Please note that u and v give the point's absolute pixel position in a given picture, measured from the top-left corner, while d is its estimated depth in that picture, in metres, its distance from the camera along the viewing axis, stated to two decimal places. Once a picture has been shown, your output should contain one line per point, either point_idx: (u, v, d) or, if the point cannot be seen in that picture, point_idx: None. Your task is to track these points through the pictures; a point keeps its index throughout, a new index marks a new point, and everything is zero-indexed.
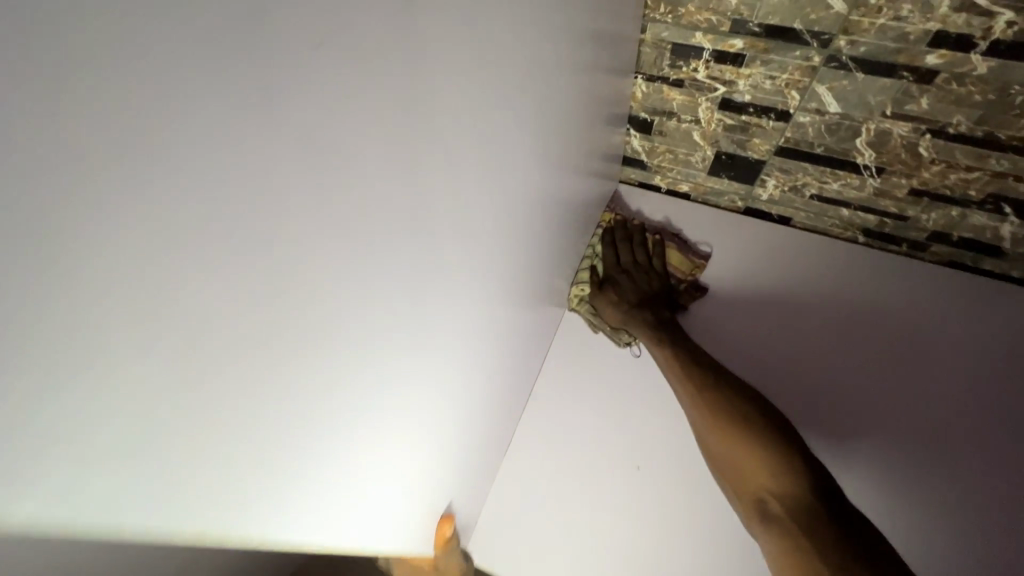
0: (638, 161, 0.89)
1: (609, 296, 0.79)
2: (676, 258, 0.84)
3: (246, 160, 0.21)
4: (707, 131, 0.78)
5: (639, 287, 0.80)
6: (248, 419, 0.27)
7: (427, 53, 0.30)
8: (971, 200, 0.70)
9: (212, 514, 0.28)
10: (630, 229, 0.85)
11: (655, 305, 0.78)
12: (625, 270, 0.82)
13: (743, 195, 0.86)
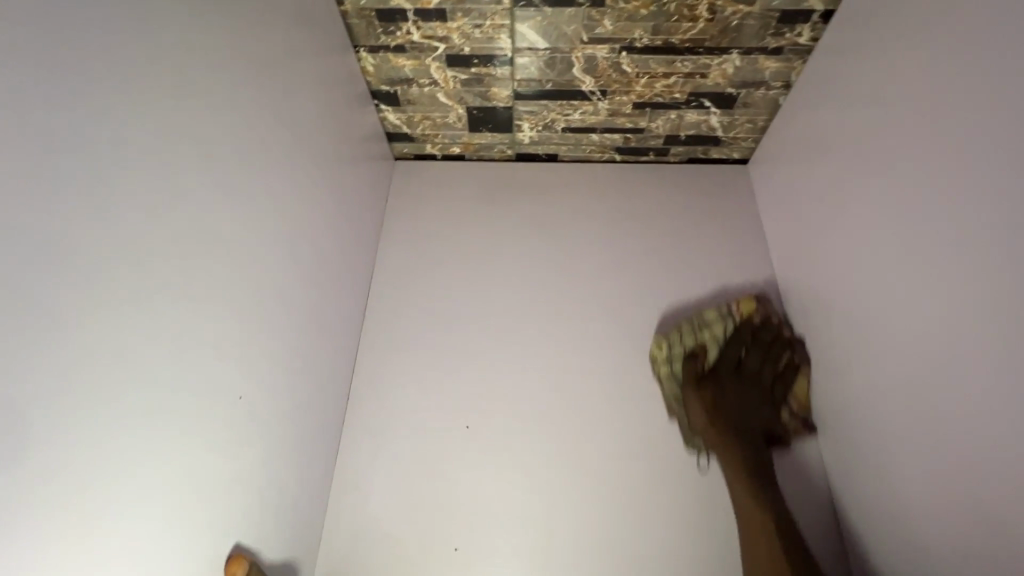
0: (403, 135, 0.88)
1: (704, 395, 0.69)
2: (804, 391, 0.70)
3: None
4: (449, 91, 0.79)
5: (744, 409, 0.69)
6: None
7: None
8: (680, 102, 0.79)
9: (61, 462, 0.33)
10: (684, 337, 0.72)
11: (714, 434, 0.67)
12: (717, 373, 0.71)
13: (509, 144, 0.89)
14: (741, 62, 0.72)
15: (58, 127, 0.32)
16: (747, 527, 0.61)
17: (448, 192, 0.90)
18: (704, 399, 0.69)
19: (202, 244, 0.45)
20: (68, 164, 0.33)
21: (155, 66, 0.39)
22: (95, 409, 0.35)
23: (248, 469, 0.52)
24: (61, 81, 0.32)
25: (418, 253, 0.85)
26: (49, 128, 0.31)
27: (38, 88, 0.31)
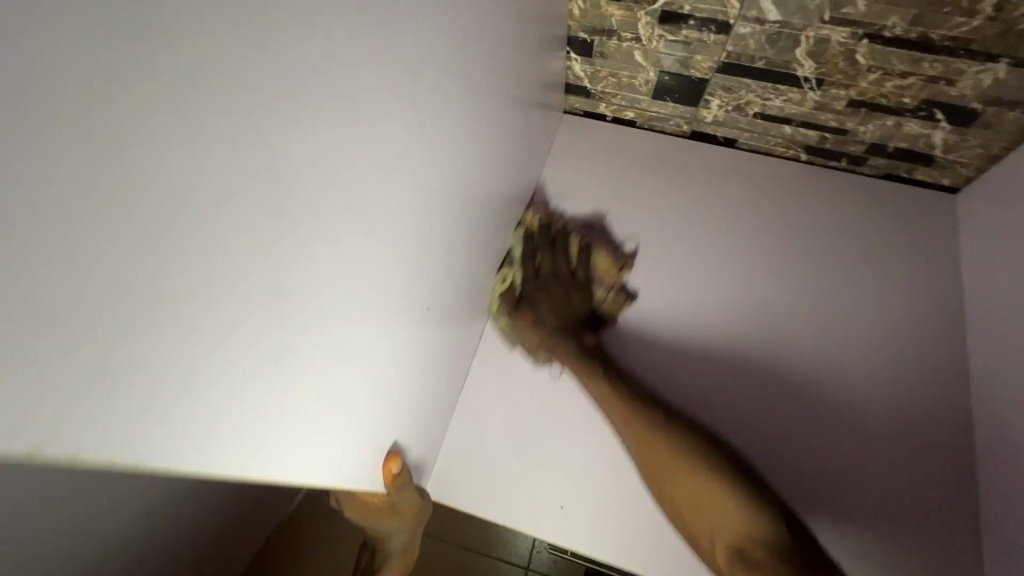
0: (581, 88, 0.86)
1: (534, 306, 0.74)
2: (605, 262, 0.79)
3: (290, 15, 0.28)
4: (648, 50, 0.75)
5: (562, 304, 0.74)
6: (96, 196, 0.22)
7: None
8: (906, 108, 0.70)
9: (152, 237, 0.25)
10: (552, 235, 0.80)
11: (573, 324, 0.73)
12: (541, 275, 0.76)
13: (688, 119, 0.84)
14: (1006, 75, 0.62)
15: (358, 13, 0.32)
16: (629, 431, 0.65)
17: (612, 158, 0.86)
18: (545, 311, 0.74)
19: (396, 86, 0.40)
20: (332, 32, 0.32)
21: None
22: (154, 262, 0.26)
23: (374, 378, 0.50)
24: None
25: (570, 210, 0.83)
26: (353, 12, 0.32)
27: None
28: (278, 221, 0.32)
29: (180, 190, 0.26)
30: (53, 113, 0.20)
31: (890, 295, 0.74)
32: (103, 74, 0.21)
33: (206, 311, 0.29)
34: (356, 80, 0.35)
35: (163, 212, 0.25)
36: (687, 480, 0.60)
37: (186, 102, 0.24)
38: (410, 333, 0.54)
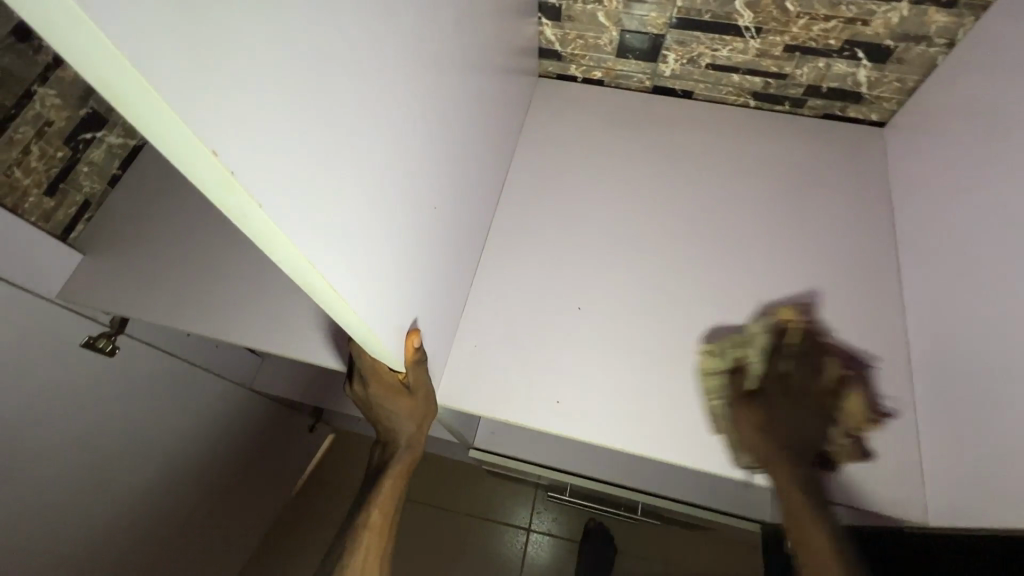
0: (553, 52, 0.96)
1: (745, 409, 0.68)
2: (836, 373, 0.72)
3: None
4: (610, 11, 0.85)
5: (802, 428, 0.66)
6: None
7: None
8: (832, 49, 0.81)
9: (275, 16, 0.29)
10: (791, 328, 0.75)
11: (797, 414, 0.66)
12: (791, 381, 0.69)
13: (649, 75, 0.94)
14: (908, 13, 0.74)
15: None
16: (787, 483, 0.61)
17: (585, 113, 0.96)
18: (755, 420, 0.66)
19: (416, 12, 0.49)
20: None
21: None
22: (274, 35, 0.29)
23: (411, 263, 0.56)
24: None
25: (550, 159, 0.93)
26: None
27: None
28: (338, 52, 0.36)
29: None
30: None
31: (835, 212, 0.85)
32: None
33: (300, 99, 0.32)
34: None
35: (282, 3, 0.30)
36: (820, 532, 0.58)
37: None
38: (430, 225, 0.60)
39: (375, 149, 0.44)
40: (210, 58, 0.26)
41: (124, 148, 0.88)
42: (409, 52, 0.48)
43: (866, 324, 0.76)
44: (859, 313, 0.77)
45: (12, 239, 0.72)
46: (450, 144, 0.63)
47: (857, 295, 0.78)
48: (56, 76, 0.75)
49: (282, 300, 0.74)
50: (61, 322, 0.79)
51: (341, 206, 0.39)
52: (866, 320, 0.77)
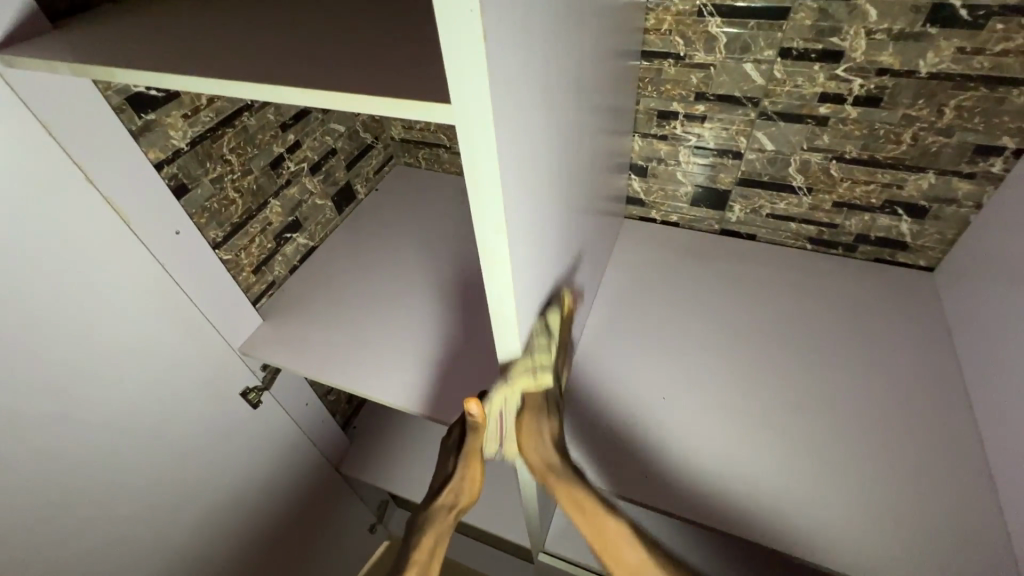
0: (638, 200, 1.20)
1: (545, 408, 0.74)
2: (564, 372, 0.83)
3: (566, 103, 0.59)
4: (687, 172, 1.10)
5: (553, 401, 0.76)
6: (532, 111, 0.48)
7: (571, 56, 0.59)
8: (875, 206, 1.00)
9: (536, 141, 0.50)
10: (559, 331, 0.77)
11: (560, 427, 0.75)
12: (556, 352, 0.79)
13: (718, 220, 1.16)
14: (935, 181, 0.92)
15: (575, 114, 0.64)
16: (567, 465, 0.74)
17: (662, 247, 1.17)
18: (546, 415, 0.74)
19: (575, 158, 0.71)
20: (570, 118, 0.63)
21: (587, 105, 0.74)
22: (534, 150, 0.50)
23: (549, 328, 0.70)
24: (579, 90, 0.65)
25: (633, 279, 1.11)
26: (574, 114, 0.64)
27: (576, 95, 0.64)
28: (550, 169, 0.57)
29: (542, 128, 0.51)
30: (536, 88, 0.47)
31: (897, 339, 0.95)
32: (542, 75, 0.48)
33: (532, 181, 0.51)
34: (573, 130, 0.65)
35: (539, 137, 0.51)
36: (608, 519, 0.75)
37: (550, 104, 0.53)
38: (560, 304, 0.76)
39: (550, 231, 0.62)
40: (515, 152, 0.45)
41: (306, 247, 1.15)
42: (570, 181, 0.70)
43: (940, 441, 0.81)
44: (931, 431, 0.83)
45: (228, 299, 0.95)
46: (575, 249, 0.83)
47: (926, 413, 0.85)
48: (283, 192, 1.06)
49: (417, 373, 0.94)
50: (234, 370, 0.99)
51: (531, 257, 0.56)
52: (942, 438, 0.82)
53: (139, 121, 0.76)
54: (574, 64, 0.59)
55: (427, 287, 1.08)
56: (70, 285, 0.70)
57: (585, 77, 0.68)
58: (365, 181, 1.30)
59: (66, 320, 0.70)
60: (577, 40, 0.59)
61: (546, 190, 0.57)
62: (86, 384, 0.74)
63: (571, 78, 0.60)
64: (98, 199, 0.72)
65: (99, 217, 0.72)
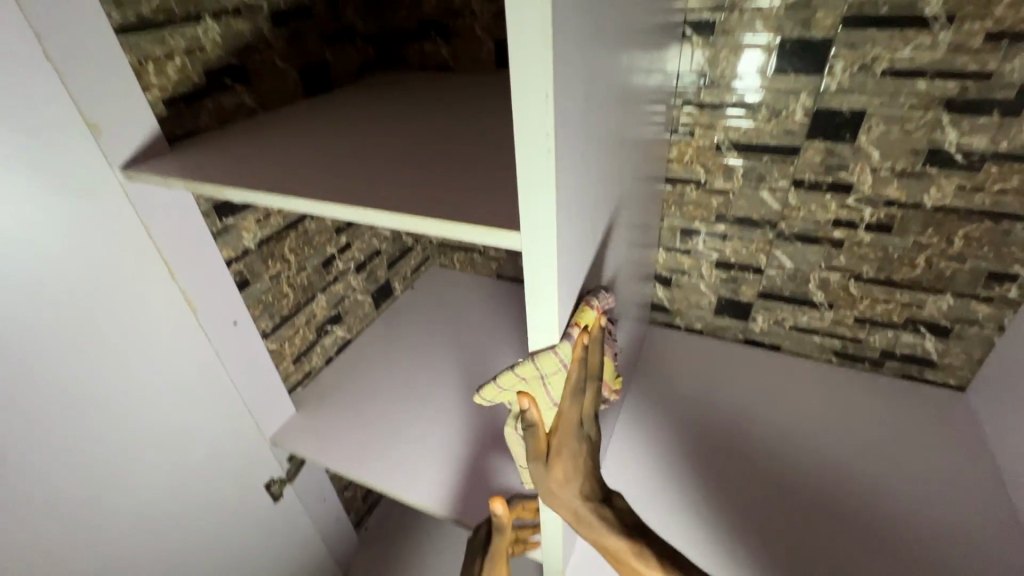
0: (662, 306, 1.25)
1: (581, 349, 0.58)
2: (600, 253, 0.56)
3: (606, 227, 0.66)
4: (710, 283, 1.15)
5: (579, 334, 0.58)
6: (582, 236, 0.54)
7: (611, 187, 0.67)
8: (898, 324, 1.02)
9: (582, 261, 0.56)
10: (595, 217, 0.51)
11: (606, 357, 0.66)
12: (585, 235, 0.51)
13: (742, 329, 1.19)
14: (954, 303, 0.96)
15: (612, 233, 0.71)
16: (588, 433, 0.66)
17: (687, 353, 1.20)
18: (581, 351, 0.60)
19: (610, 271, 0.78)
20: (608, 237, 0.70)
21: (621, 225, 0.81)
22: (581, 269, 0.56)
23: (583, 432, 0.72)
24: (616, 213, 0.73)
25: (657, 385, 1.13)
26: (611, 233, 0.71)
27: (614, 218, 0.71)
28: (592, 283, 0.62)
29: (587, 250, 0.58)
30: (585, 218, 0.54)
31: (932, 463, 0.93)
32: (590, 206, 0.56)
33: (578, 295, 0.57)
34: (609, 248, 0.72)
35: (585, 258, 0.57)
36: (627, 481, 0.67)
37: (594, 229, 0.60)
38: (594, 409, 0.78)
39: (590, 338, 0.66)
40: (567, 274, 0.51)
41: (343, 339, 1.21)
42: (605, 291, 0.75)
43: None
44: None
45: (268, 388, 0.99)
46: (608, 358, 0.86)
47: None
48: (329, 287, 1.13)
49: (444, 472, 0.94)
50: (262, 460, 1.00)
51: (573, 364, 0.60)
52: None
53: (219, 225, 0.86)
54: (613, 193, 0.67)
55: (457, 385, 1.10)
56: (134, 370, 0.76)
57: (621, 202, 0.76)
58: (403, 279, 1.39)
59: (124, 404, 0.76)
60: (616, 173, 0.68)
61: (587, 302, 0.62)
62: (127, 468, 0.77)
63: (610, 205, 0.67)
64: (172, 292, 0.80)
65: (170, 307, 0.80)
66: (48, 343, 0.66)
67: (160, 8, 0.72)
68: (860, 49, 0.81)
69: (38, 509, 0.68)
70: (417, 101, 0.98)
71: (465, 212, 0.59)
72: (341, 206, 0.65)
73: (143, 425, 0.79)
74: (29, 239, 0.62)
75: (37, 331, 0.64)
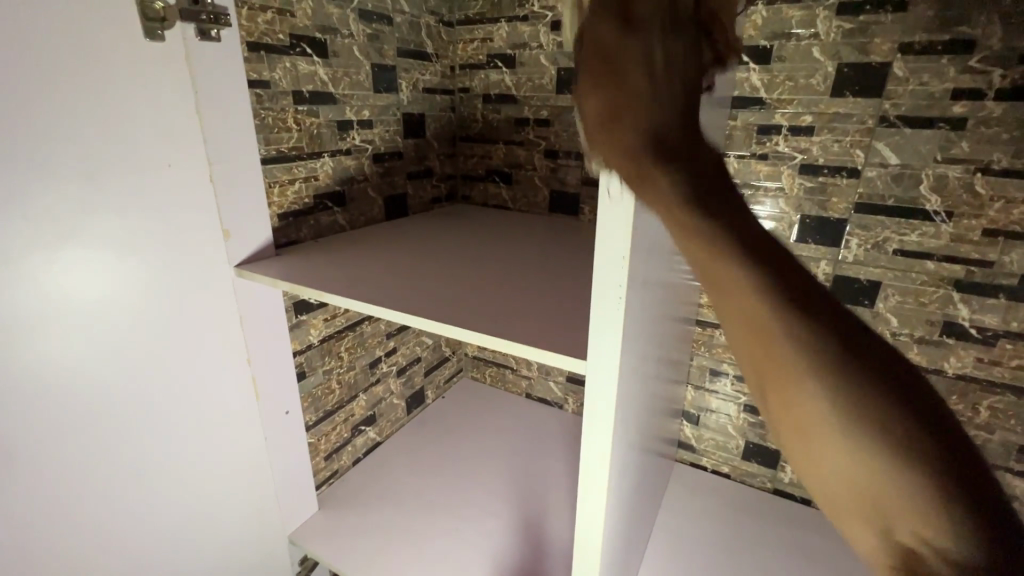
0: (689, 444, 1.26)
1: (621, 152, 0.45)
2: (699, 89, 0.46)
3: (649, 363, 0.73)
4: (737, 425, 1.17)
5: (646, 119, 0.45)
6: (633, 369, 0.61)
7: (655, 327, 0.75)
8: None
9: (631, 390, 0.63)
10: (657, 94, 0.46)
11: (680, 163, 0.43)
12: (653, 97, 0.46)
13: (771, 478, 1.18)
14: None
15: (652, 367, 0.78)
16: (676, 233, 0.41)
17: (714, 497, 1.18)
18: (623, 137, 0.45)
19: (647, 403, 0.83)
20: (649, 372, 0.77)
21: (658, 360, 0.88)
22: (629, 398, 0.62)
23: (613, 563, 0.72)
24: (656, 350, 0.80)
25: (683, 528, 1.10)
26: (652, 367, 0.78)
27: (654, 355, 0.79)
28: (635, 411, 0.68)
29: (636, 380, 0.65)
30: (637, 352, 0.62)
31: None
32: (640, 343, 0.63)
33: (625, 421, 0.63)
34: (649, 380, 0.78)
35: (633, 388, 0.64)
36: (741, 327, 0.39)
37: (641, 362, 0.67)
38: (625, 538, 0.79)
39: (629, 463, 0.70)
40: (619, 402, 0.57)
41: (373, 441, 1.23)
42: (642, 421, 0.80)
43: None
44: None
45: (299, 481, 1.01)
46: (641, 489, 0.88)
47: None
48: (371, 388, 1.19)
49: None
50: (276, 558, 0.99)
51: (614, 489, 0.64)
52: None
53: (294, 320, 0.96)
54: (655, 333, 0.75)
55: (478, 502, 1.10)
56: (192, 450, 0.82)
57: (660, 339, 0.84)
58: (437, 387, 1.44)
59: (174, 481, 0.80)
60: (659, 315, 0.76)
61: (631, 428, 0.67)
62: (156, 549, 0.79)
63: (652, 344, 0.75)
64: (244, 378, 0.88)
65: (238, 393, 0.87)
66: (132, 415, 0.73)
67: (295, 147, 0.90)
68: (872, 229, 0.93)
69: None
70: (480, 232, 1.13)
71: (527, 335, 0.68)
72: (422, 318, 0.73)
73: (183, 507, 0.82)
74: (148, 323, 0.73)
75: (128, 403, 0.72)
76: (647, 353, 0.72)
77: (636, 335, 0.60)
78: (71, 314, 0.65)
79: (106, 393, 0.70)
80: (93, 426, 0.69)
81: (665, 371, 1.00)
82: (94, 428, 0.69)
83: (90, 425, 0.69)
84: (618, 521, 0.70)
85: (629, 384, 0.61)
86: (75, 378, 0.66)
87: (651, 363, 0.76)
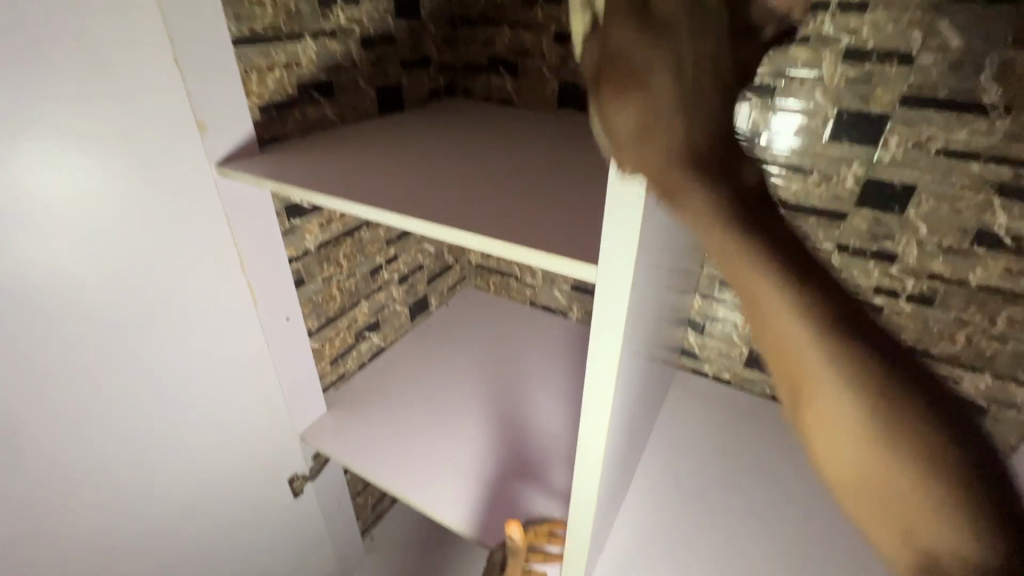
0: (692, 352, 1.26)
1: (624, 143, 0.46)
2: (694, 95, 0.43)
3: (662, 269, 0.69)
4: (742, 334, 1.16)
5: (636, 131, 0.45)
6: (647, 275, 0.57)
7: (671, 232, 0.70)
8: None
9: (643, 297, 0.59)
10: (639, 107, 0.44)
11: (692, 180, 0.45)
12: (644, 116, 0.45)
13: (771, 385, 1.19)
14: (991, 383, 0.96)
15: (665, 274, 0.74)
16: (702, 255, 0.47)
17: (713, 401, 1.21)
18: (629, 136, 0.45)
19: (656, 312, 0.80)
20: (661, 280, 0.73)
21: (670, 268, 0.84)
22: (641, 305, 0.59)
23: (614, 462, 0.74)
24: (669, 257, 0.76)
25: (680, 430, 1.14)
26: (664, 275, 0.74)
27: (668, 262, 0.74)
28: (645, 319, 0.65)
29: (649, 287, 0.61)
30: (652, 258, 0.58)
31: None
32: (656, 249, 0.59)
33: (636, 329, 0.60)
34: (661, 288, 0.74)
35: (646, 295, 0.60)
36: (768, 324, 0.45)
37: (655, 269, 0.63)
38: (626, 440, 0.81)
39: (635, 370, 0.69)
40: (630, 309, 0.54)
41: (378, 346, 1.24)
42: (650, 329, 0.78)
43: None
44: None
45: (306, 384, 1.03)
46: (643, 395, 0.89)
47: None
48: (373, 295, 1.17)
49: (462, 488, 0.97)
50: (289, 454, 1.04)
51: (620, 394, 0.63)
52: None
53: (287, 224, 0.91)
54: (671, 238, 0.70)
55: (482, 405, 1.13)
56: (195, 354, 0.81)
57: (674, 246, 0.79)
58: (440, 295, 1.42)
59: (181, 384, 0.80)
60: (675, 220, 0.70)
61: (640, 337, 0.65)
62: (171, 446, 0.81)
63: (667, 249, 0.70)
64: (240, 283, 0.85)
65: (236, 298, 0.85)
66: (128, 322, 0.71)
67: (270, 26, 0.79)
68: (917, 126, 0.84)
69: (90, 474, 0.72)
70: (483, 130, 1.03)
71: (533, 240, 0.63)
72: (420, 222, 0.68)
73: (193, 407, 0.83)
74: (130, 225, 0.69)
75: (121, 308, 0.70)
76: (661, 260, 0.67)
77: (653, 240, 0.55)
78: (42, 215, 0.60)
79: (96, 298, 0.67)
80: (89, 333, 0.68)
81: (675, 279, 0.96)
82: (89, 333, 0.67)
83: (86, 332, 0.67)
84: (622, 424, 0.71)
85: (642, 291, 0.57)
86: (60, 283, 0.63)
87: (664, 270, 0.72)
